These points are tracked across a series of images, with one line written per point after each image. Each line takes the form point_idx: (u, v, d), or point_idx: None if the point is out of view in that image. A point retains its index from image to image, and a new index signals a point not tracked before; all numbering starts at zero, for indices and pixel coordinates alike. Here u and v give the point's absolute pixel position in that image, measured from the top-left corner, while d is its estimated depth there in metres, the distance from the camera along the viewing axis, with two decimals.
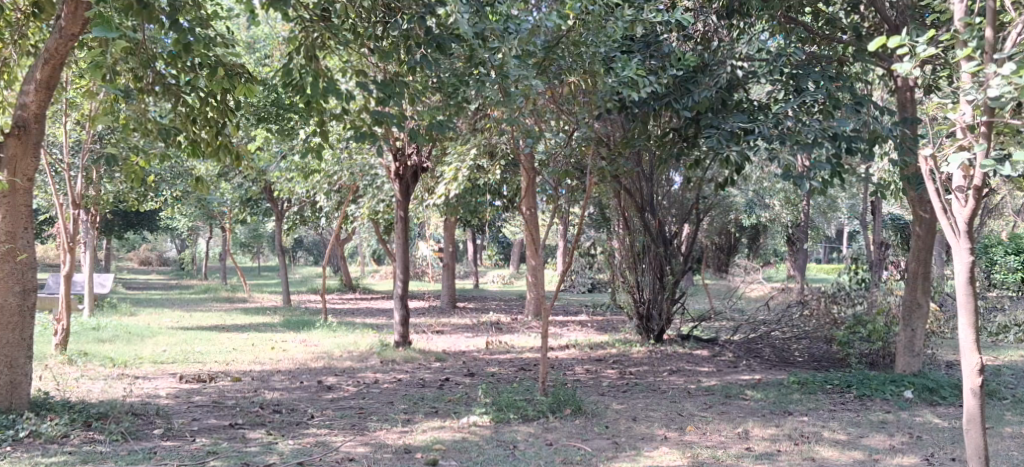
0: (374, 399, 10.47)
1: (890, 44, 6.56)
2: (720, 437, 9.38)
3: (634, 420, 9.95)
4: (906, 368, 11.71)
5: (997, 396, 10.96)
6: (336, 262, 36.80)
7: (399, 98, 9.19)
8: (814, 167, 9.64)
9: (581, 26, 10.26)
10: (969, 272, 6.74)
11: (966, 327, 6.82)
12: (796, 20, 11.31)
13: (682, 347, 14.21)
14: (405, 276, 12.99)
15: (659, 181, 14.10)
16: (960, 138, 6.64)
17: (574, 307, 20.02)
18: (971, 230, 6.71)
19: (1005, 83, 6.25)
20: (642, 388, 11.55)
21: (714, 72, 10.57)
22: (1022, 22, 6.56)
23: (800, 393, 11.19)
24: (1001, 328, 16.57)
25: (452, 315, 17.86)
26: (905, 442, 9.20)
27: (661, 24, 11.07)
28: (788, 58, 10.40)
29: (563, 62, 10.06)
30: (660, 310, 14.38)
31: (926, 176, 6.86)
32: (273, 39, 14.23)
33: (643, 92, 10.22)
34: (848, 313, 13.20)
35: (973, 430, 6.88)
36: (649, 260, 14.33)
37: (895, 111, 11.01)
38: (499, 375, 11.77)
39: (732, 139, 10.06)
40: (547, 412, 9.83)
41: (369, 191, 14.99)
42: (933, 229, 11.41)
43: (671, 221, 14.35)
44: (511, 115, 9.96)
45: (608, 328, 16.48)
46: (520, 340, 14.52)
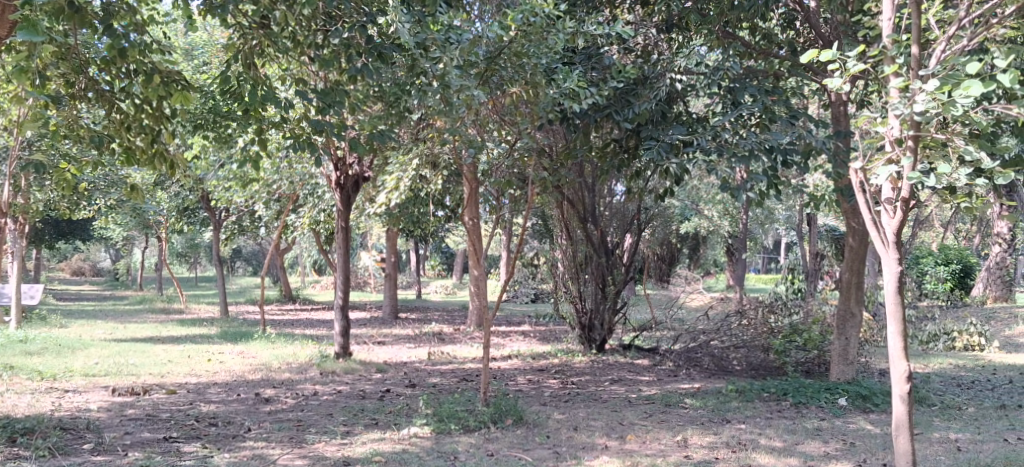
0: (313, 411, 10.36)
1: (822, 59, 6.74)
2: (659, 446, 9.45)
3: (575, 429, 9.99)
4: (841, 377, 11.92)
5: (927, 402, 11.20)
6: (276, 272, 36.42)
7: (340, 107, 9.14)
8: (751, 178, 9.85)
9: (523, 38, 10.17)
10: (898, 282, 6.91)
11: (895, 335, 6.98)
12: (733, 35, 11.26)
13: (625, 357, 14.42)
14: (346, 286, 12.90)
15: (601, 192, 14.25)
16: (889, 151, 6.79)
17: (518, 317, 20.00)
18: (899, 240, 6.88)
19: (930, 98, 6.41)
20: (584, 398, 11.60)
21: (654, 85, 10.72)
22: (948, 38, 6.75)
23: (738, 401, 11.34)
24: (931, 336, 16.89)
25: (394, 326, 17.76)
26: (839, 449, 9.36)
27: (603, 37, 11.18)
28: (725, 72, 10.54)
29: (504, 73, 9.98)
30: (603, 321, 14.54)
31: (856, 188, 7.08)
32: (212, 47, 14.04)
33: (584, 104, 10.29)
34: (784, 322, 13.35)
35: (902, 436, 7.03)
36: (592, 270, 14.44)
37: (830, 124, 11.21)
38: (441, 386, 11.74)
39: (671, 151, 10.21)
40: (488, 422, 9.82)
41: (310, 200, 14.89)
42: (865, 240, 11.65)
43: (613, 232, 14.47)
44: (454, 125, 9.99)
45: (551, 338, 16.54)
46: (462, 351, 14.51)
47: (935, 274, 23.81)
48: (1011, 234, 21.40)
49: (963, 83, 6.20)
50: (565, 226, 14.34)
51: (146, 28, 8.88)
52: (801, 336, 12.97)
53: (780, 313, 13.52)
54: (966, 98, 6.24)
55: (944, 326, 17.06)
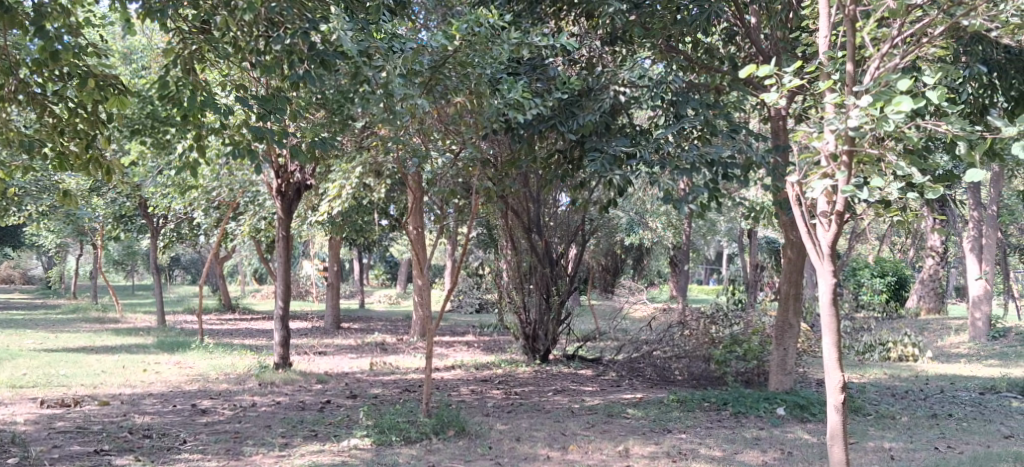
0: (250, 422, 10.21)
1: (757, 73, 6.89)
2: (601, 456, 9.47)
3: (517, 440, 9.97)
4: (779, 386, 12.07)
5: (862, 412, 11.38)
6: (215, 281, 35.93)
7: (281, 114, 9.03)
8: (693, 191, 9.95)
9: (467, 47, 10.12)
10: (833, 293, 7.03)
11: (830, 346, 7.09)
12: (676, 50, 11.44)
13: (568, 368, 14.46)
14: (286, 296, 12.75)
15: (546, 202, 14.25)
16: (824, 166, 6.92)
17: (462, 327, 19.94)
18: (834, 252, 7.02)
19: (863, 114, 6.61)
20: (527, 408, 11.59)
21: (598, 97, 10.75)
22: (881, 56, 6.97)
23: (679, 411, 11.42)
24: (867, 347, 17.19)
25: (335, 336, 17.59)
26: (777, 459, 9.45)
27: (548, 48, 11.08)
28: (668, 85, 10.59)
29: (450, 82, 10.05)
30: (547, 331, 14.59)
31: (792, 200, 7.29)
32: (150, 51, 13.80)
33: (528, 115, 10.26)
34: (724, 333, 13.49)
35: (837, 446, 7.13)
36: (536, 280, 14.45)
37: (769, 138, 11.49)
38: (382, 397, 11.65)
39: (614, 163, 10.30)
40: (430, 433, 9.76)
41: (250, 207, 14.72)
42: (803, 253, 11.82)
43: (557, 242, 14.50)
44: (397, 134, 10.02)
45: (494, 348, 16.50)
46: (405, 361, 14.43)
47: (871, 285, 24.27)
48: (944, 247, 21.92)
49: (895, 99, 6.28)
50: (509, 236, 14.31)
51: (81, 31, 8.68)
52: (741, 347, 12.98)
53: (721, 324, 13.60)
54: (898, 114, 6.31)
55: (879, 337, 17.36)
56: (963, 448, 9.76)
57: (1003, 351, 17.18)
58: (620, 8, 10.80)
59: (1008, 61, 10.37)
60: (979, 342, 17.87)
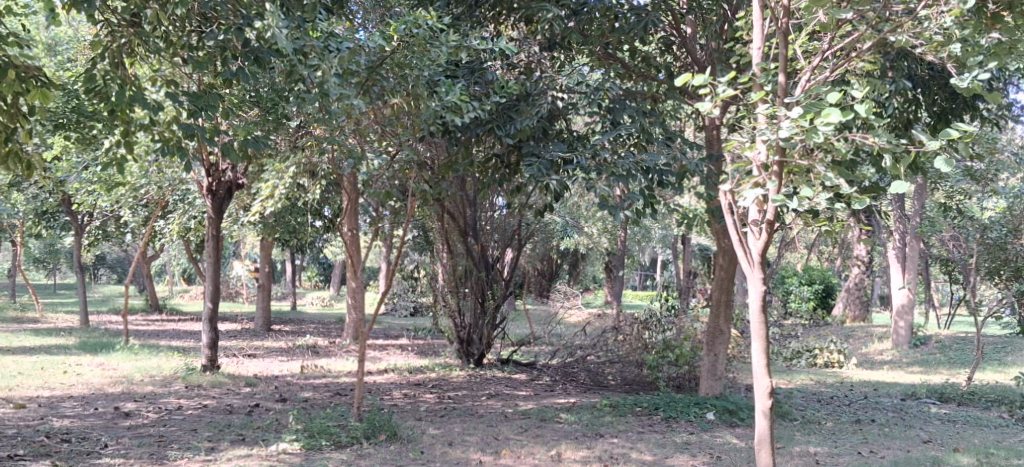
0: (175, 426, 9.99)
1: (694, 82, 6.98)
2: (533, 461, 9.46)
3: (450, 444, 9.90)
4: (709, 391, 12.24)
5: (789, 417, 11.54)
6: (142, 281, 35.19)
7: (213, 112, 8.86)
8: (628, 197, 10.01)
9: (405, 49, 10.08)
10: (762, 300, 7.13)
11: (759, 352, 7.18)
12: (614, 57, 11.73)
13: (501, 372, 14.44)
14: (216, 296, 12.53)
15: (482, 206, 14.19)
16: (755, 175, 7.04)
17: (395, 330, 19.80)
18: (764, 260, 7.13)
19: (794, 126, 6.68)
20: (460, 413, 11.52)
21: (535, 102, 10.69)
22: (812, 69, 7.17)
23: (611, 415, 11.45)
24: (794, 353, 17.51)
25: (266, 338, 17.32)
26: (706, 463, 9.53)
27: (486, 52, 11.01)
28: (605, 92, 10.76)
29: (386, 83, 9.98)
30: (481, 335, 14.54)
31: (725, 209, 7.40)
32: (76, 44, 13.45)
33: (466, 117, 10.11)
34: (658, 338, 13.46)
35: (764, 450, 7.21)
36: (471, 285, 14.41)
37: (703, 146, 11.63)
38: (313, 400, 11.48)
39: (551, 168, 10.28)
40: (361, 437, 9.65)
41: (180, 206, 14.44)
42: (735, 261, 11.94)
43: (493, 246, 14.46)
44: (333, 134, 9.93)
45: (428, 352, 16.39)
46: (337, 364, 14.26)
47: (799, 293, 24.71)
48: (870, 256, 22.44)
49: (824, 111, 6.41)
50: (445, 240, 14.24)
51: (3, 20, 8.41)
52: (673, 353, 13.10)
53: (654, 329, 13.51)
54: (827, 125, 6.46)
55: (807, 343, 17.70)
56: (885, 453, 9.96)
57: (924, 358, 17.61)
58: (559, 15, 10.75)
59: (931, 78, 10.61)
60: (901, 350, 18.32)
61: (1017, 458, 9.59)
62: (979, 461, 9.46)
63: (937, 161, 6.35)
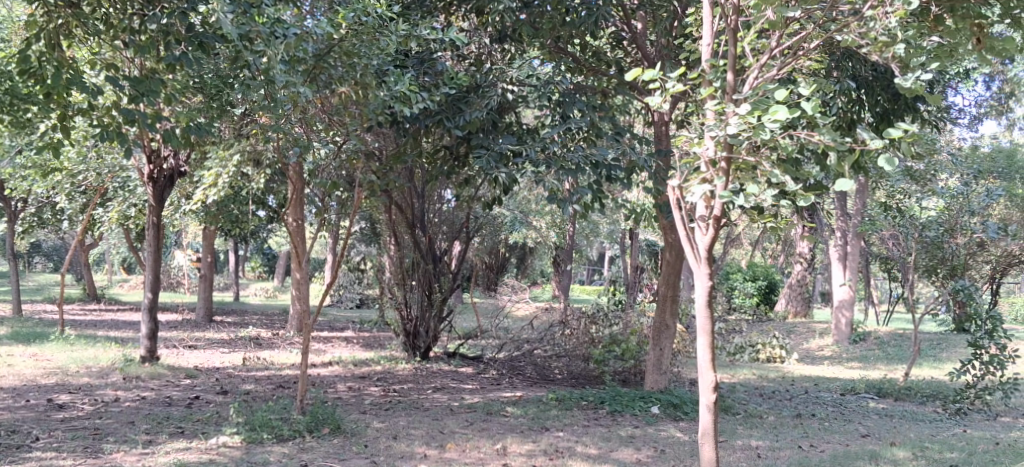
0: (111, 419, 9.74)
1: (643, 76, 6.99)
2: (478, 454, 9.39)
3: (394, 438, 9.79)
4: (654, 385, 12.28)
5: (732, 411, 11.62)
6: (79, 270, 34.45)
7: (154, 97, 8.64)
8: (576, 192, 9.99)
9: (353, 37, 9.97)
10: (708, 295, 7.16)
11: (704, 346, 7.20)
12: (565, 50, 11.66)
13: (448, 365, 14.37)
14: (155, 286, 12.27)
15: (431, 198, 14.03)
16: (703, 171, 7.08)
17: (340, 322, 19.60)
18: (711, 256, 7.16)
19: (742, 122, 6.71)
20: (405, 406, 11.40)
21: (485, 94, 10.59)
22: (760, 65, 7.18)
23: (557, 409, 11.42)
24: (737, 348, 17.63)
25: (207, 329, 17.02)
26: (650, 456, 9.55)
27: (436, 42, 10.89)
28: (555, 86, 10.63)
29: (334, 71, 9.71)
30: (428, 328, 14.44)
31: (673, 204, 7.41)
32: (11, 24, 13.06)
33: (414, 108, 10.12)
34: (605, 332, 13.61)
35: (707, 444, 7.23)
36: (418, 277, 14.25)
37: (652, 141, 11.64)
38: (255, 393, 11.29)
39: (501, 160, 10.24)
40: (303, 431, 9.49)
41: (120, 193, 14.12)
42: (682, 256, 11.97)
43: (441, 238, 14.33)
44: (277, 122, 9.76)
45: (373, 344, 16.25)
46: (280, 357, 14.05)
47: (743, 289, 24.96)
48: (812, 254, 22.69)
49: (771, 108, 6.47)
50: (392, 232, 14.06)
51: None
52: (619, 346, 13.27)
53: (602, 323, 13.68)
54: (773, 122, 6.51)
55: (750, 338, 17.86)
56: (824, 447, 10.05)
57: (863, 354, 17.87)
58: (509, 6, 10.75)
59: (875, 80, 10.73)
60: (842, 346, 18.58)
61: (951, 452, 9.73)
62: (915, 455, 9.59)
63: (879, 160, 6.40)
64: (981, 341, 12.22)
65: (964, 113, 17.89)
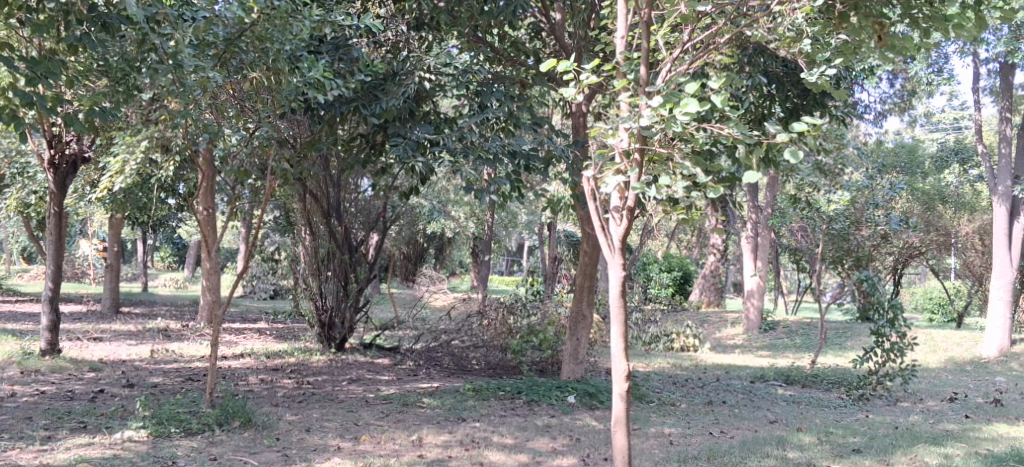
0: (9, 414, 9.39)
1: (558, 68, 7.03)
2: (393, 446, 9.30)
3: (307, 430, 9.64)
4: (570, 375, 12.33)
5: (646, 399, 11.74)
6: None
7: (54, 79, 8.31)
8: (494, 182, 9.94)
9: (265, 21, 9.47)
10: (621, 286, 7.20)
11: (618, 336, 7.25)
12: (483, 40, 11.72)
13: (363, 356, 14.22)
14: (57, 276, 11.86)
15: (346, 188, 13.83)
16: (617, 162, 7.13)
17: (253, 313, 19.24)
18: (624, 247, 7.20)
19: (654, 114, 6.77)
20: (318, 398, 11.23)
21: (402, 82, 10.48)
22: (672, 59, 7.28)
23: (473, 399, 11.39)
24: (653, 337, 17.81)
25: (113, 321, 16.53)
26: (565, 445, 9.59)
27: (351, 28, 10.73)
28: (473, 75, 10.63)
29: (245, 56, 9.54)
30: (343, 319, 14.24)
31: (588, 195, 7.42)
32: None
33: (328, 95, 9.89)
34: (523, 323, 13.59)
35: (620, 433, 7.30)
36: (334, 267, 14.04)
37: (570, 133, 11.63)
38: (163, 386, 11.00)
39: (418, 149, 10.15)
40: (213, 425, 9.27)
41: (19, 180, 13.62)
42: (598, 247, 12.04)
43: (358, 229, 14.15)
44: (186, 108, 9.49)
45: (287, 336, 16.00)
46: (189, 349, 13.71)
47: (659, 279, 25.31)
48: (725, 245, 23.11)
49: (682, 101, 6.47)
50: (307, 221, 13.85)
51: None
52: (537, 337, 13.18)
53: (520, 314, 13.67)
54: (684, 115, 6.51)
55: (664, 328, 18.09)
56: (734, 433, 10.22)
57: (772, 342, 18.27)
58: None
59: (786, 75, 10.94)
60: (752, 335, 18.96)
61: (854, 437, 9.98)
62: (820, 440, 9.81)
63: (785, 152, 6.46)
64: (883, 329, 12.59)
65: (869, 109, 18.37)
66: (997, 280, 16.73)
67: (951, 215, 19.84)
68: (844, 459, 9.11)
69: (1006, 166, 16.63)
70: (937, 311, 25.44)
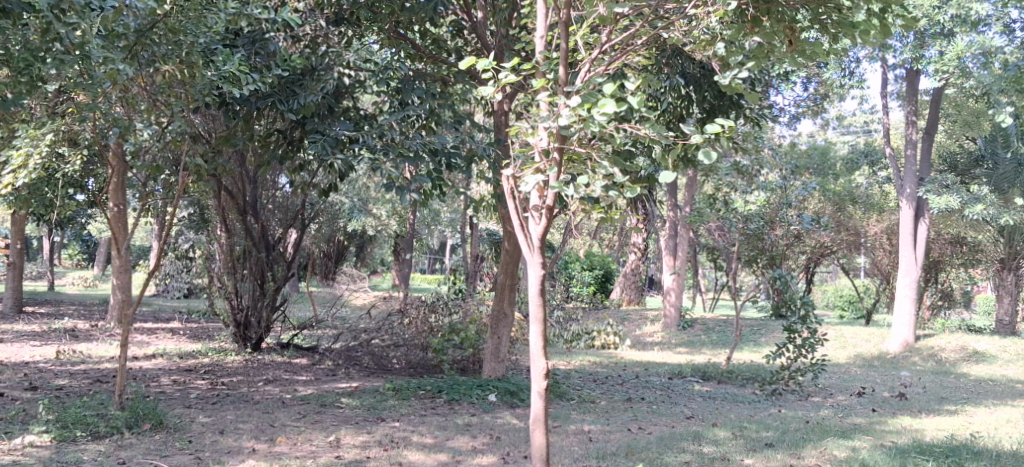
0: None
1: (477, 66, 6.99)
2: (310, 447, 9.15)
3: (221, 432, 9.42)
4: (491, 373, 12.31)
5: (566, 396, 11.76)
6: None
7: None
8: (414, 179, 9.86)
9: (178, 14, 9.45)
10: (540, 284, 7.18)
11: (537, 333, 7.23)
12: (404, 36, 11.61)
13: (280, 356, 13.97)
14: None
15: (264, 184, 13.58)
16: (537, 161, 7.11)
17: (165, 313, 18.77)
18: (544, 245, 7.18)
19: (573, 114, 6.77)
20: (233, 400, 10.98)
21: (321, 78, 10.33)
22: (591, 60, 7.31)
23: (393, 399, 11.27)
24: (574, 335, 17.87)
25: (17, 321, 15.96)
26: (485, 443, 9.55)
27: (268, 21, 10.36)
28: (393, 72, 10.56)
29: (157, 49, 9.20)
30: (260, 318, 14.00)
31: (507, 193, 7.38)
32: None
33: (243, 90, 9.68)
34: (444, 321, 13.47)
35: (538, 431, 7.28)
36: (250, 266, 13.78)
37: (492, 131, 11.58)
38: (68, 388, 10.63)
39: (336, 146, 9.98)
40: (122, 427, 8.99)
41: None
42: (520, 246, 12.02)
43: (275, 225, 13.91)
44: (93, 101, 9.21)
45: (202, 336, 15.64)
46: (97, 350, 13.30)
47: (580, 278, 25.44)
48: (645, 244, 23.30)
49: (600, 101, 6.48)
50: (222, 218, 13.54)
51: None
52: (458, 335, 13.12)
53: (441, 313, 13.53)
54: (602, 115, 6.52)
55: (585, 326, 18.21)
56: (652, 429, 10.31)
57: (690, 339, 18.52)
58: None
59: (704, 76, 11.04)
60: (671, 332, 19.16)
61: (766, 431, 10.14)
62: (734, 435, 9.95)
63: (699, 154, 6.51)
64: (795, 326, 12.87)
65: (784, 112, 18.74)
66: (904, 277, 17.20)
67: (860, 215, 20.38)
68: (758, 453, 9.25)
69: (912, 169, 17.10)
70: (848, 308, 26.07)
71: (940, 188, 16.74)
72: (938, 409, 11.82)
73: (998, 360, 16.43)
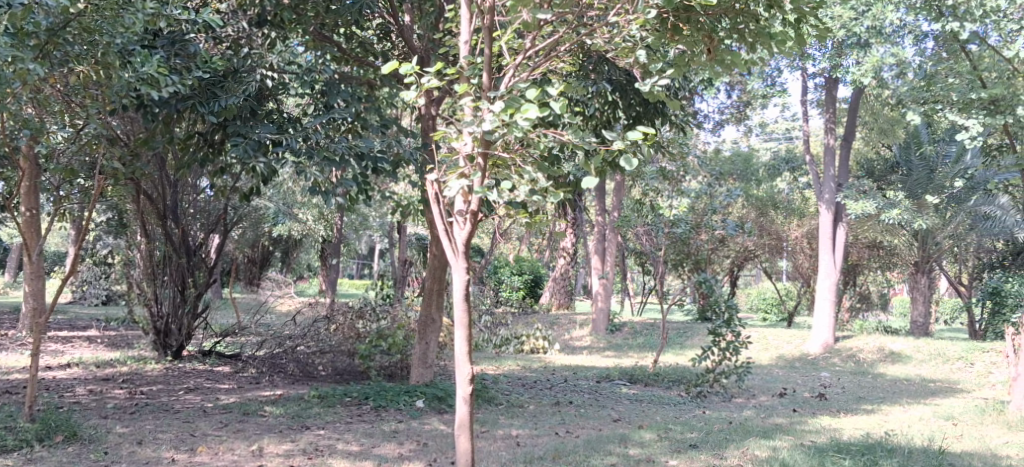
0: None
1: (402, 70, 6.88)
2: (232, 457, 8.96)
3: (139, 443, 9.17)
4: (419, 379, 12.21)
5: (495, 402, 11.72)
6: None
7: None
8: (339, 183, 9.75)
9: (94, 12, 9.09)
10: (465, 289, 7.14)
11: (462, 338, 7.19)
12: (329, 39, 11.38)
13: (202, 364, 13.68)
14: None
15: (185, 188, 13.29)
16: (461, 166, 7.06)
17: (83, 321, 18.24)
18: (468, 249, 7.17)
19: (496, 120, 6.74)
20: (152, 409, 10.72)
21: (242, 79, 10.16)
22: (514, 65, 7.29)
23: (319, 406, 11.11)
24: (503, 340, 17.84)
25: None
26: (412, 450, 9.46)
27: (189, 22, 10.19)
28: (317, 74, 10.42)
29: (70, 48, 8.99)
30: (181, 326, 13.65)
31: (431, 197, 7.32)
32: None
33: (163, 92, 9.32)
34: (372, 327, 13.32)
35: (463, 435, 7.24)
36: (170, 271, 13.50)
37: (419, 136, 11.49)
38: None
39: (260, 149, 9.79)
40: (32, 440, 8.72)
41: None
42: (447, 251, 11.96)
43: (197, 230, 13.65)
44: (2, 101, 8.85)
45: (120, 344, 15.24)
46: (8, 360, 12.87)
47: (510, 282, 25.43)
48: (574, 248, 23.39)
49: (522, 107, 6.52)
50: (141, 222, 13.21)
51: None
52: (386, 341, 12.98)
53: (369, 318, 13.41)
54: (524, 120, 6.56)
55: (514, 331, 18.22)
56: (579, 433, 10.31)
57: (618, 343, 18.65)
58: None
59: (628, 83, 11.01)
60: (599, 336, 19.24)
61: (691, 432, 10.23)
62: (659, 437, 10.02)
63: (620, 160, 6.57)
64: (719, 329, 13.03)
65: (709, 118, 18.98)
66: (824, 280, 17.58)
67: (782, 220, 20.68)
68: (682, 454, 9.33)
69: (830, 174, 17.49)
70: (772, 310, 26.53)
71: (857, 194, 17.05)
72: (858, 409, 12.06)
73: (914, 359, 16.87)
